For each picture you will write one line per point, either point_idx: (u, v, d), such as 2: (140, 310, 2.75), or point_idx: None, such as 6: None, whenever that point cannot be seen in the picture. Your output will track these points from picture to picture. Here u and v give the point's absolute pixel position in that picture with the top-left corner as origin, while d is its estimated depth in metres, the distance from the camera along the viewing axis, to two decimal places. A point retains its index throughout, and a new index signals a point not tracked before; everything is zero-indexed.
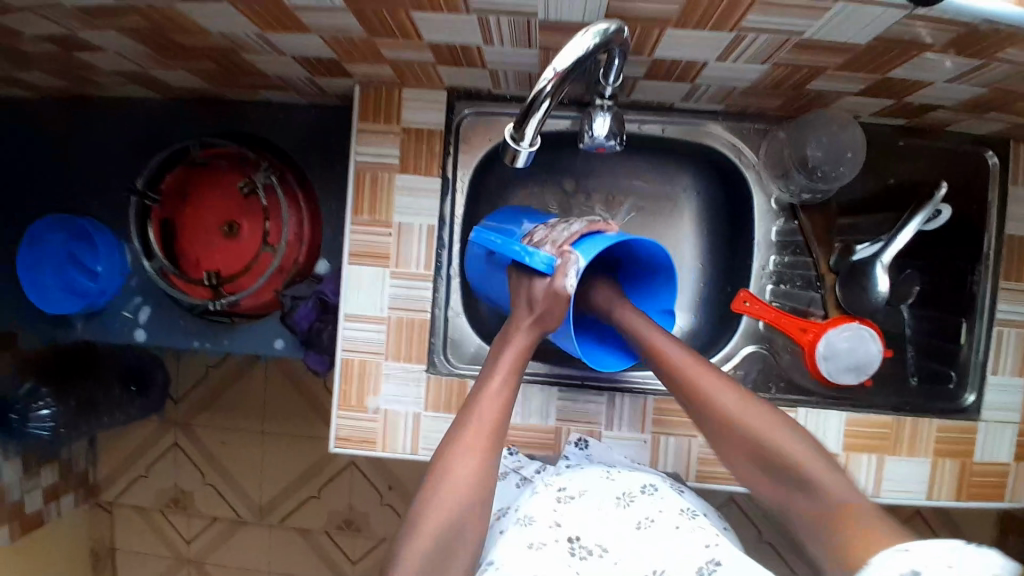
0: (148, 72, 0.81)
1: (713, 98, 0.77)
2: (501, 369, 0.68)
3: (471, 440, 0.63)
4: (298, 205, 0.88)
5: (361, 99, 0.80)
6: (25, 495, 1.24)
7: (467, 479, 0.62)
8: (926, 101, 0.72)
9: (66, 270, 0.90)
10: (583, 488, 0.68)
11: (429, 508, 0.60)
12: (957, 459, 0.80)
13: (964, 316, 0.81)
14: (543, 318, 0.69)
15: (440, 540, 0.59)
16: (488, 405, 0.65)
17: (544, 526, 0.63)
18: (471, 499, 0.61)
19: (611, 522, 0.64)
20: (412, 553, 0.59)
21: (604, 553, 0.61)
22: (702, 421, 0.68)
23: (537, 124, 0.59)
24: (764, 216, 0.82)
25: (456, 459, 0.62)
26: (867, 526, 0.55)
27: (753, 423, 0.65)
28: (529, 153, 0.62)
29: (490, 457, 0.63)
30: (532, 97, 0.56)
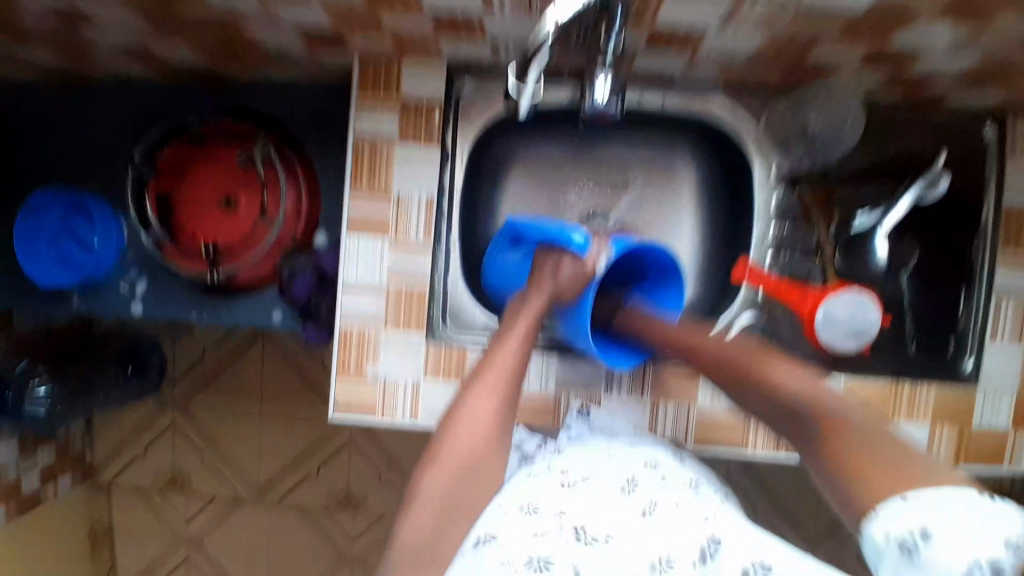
0: (146, 48, 0.80)
1: (713, 68, 0.77)
2: (515, 330, 0.69)
3: (487, 385, 0.64)
4: (296, 180, 0.87)
5: (359, 70, 0.79)
6: (22, 475, 1.25)
7: (483, 423, 0.62)
8: (925, 73, 0.73)
9: (62, 243, 0.88)
10: (587, 473, 0.67)
11: (445, 451, 0.60)
12: (955, 428, 0.78)
13: (963, 284, 0.81)
14: (563, 289, 0.72)
15: (454, 484, 0.60)
16: (508, 356, 0.67)
17: (549, 515, 0.62)
18: (486, 442, 0.62)
19: (617, 508, 0.63)
20: (427, 494, 0.59)
21: (608, 540, 0.59)
22: (722, 378, 0.70)
23: (539, 70, 0.59)
24: (763, 187, 0.83)
25: (473, 402, 0.63)
26: (874, 449, 0.52)
27: (771, 372, 0.65)
28: (530, 96, 0.63)
29: (507, 404, 0.64)
30: (532, 47, 0.55)
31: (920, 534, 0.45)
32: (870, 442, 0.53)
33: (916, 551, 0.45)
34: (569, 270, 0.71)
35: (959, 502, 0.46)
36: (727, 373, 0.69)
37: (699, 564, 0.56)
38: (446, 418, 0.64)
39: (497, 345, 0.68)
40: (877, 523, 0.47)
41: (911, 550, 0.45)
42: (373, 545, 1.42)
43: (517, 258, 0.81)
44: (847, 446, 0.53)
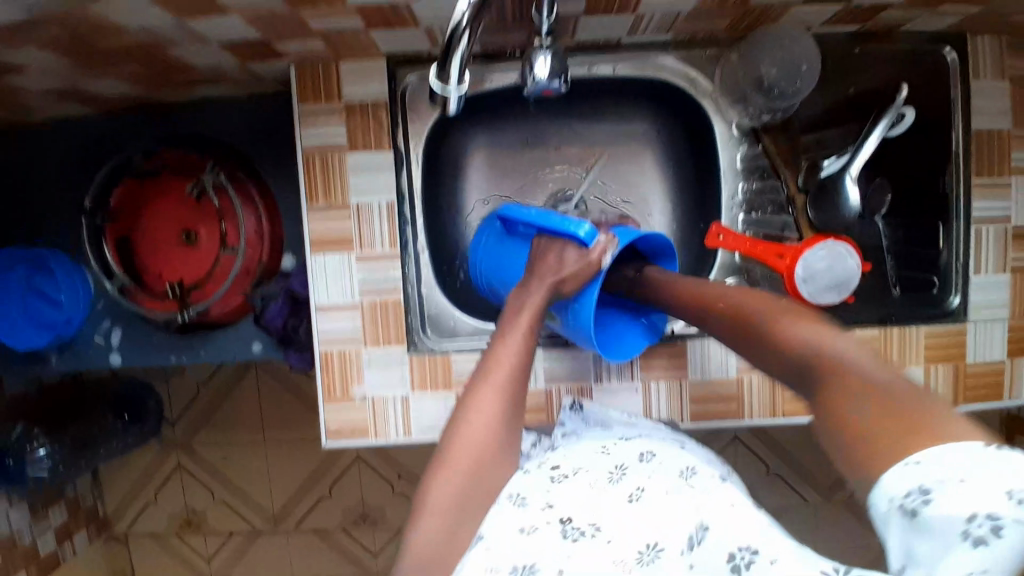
0: (77, 86, 0.77)
1: (659, 27, 0.75)
2: (517, 328, 0.66)
3: (493, 386, 0.62)
4: (253, 204, 0.85)
5: (298, 81, 0.77)
6: (37, 538, 1.23)
7: (489, 426, 0.60)
8: (874, 2, 0.71)
9: (30, 303, 0.87)
10: (576, 467, 0.66)
11: (453, 458, 0.59)
12: (951, 363, 0.79)
13: (941, 219, 0.80)
14: (566, 280, 0.67)
15: (464, 491, 0.58)
16: (510, 357, 0.64)
17: (536, 509, 0.60)
18: (491, 446, 0.60)
19: (604, 500, 0.61)
20: (436, 501, 0.57)
21: (596, 532, 0.57)
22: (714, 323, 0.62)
23: (461, 64, 0.57)
24: (727, 144, 0.81)
25: (477, 405, 0.61)
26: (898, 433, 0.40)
27: (777, 320, 0.54)
28: (460, 95, 0.60)
29: (515, 405, 0.62)
30: (449, 33, 0.53)
31: (921, 494, 0.37)
32: (870, 382, 0.43)
33: (918, 513, 0.37)
34: (573, 262, 0.67)
35: (964, 451, 0.37)
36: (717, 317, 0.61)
37: (686, 553, 0.54)
38: (449, 424, 0.62)
39: (501, 342, 0.65)
40: (879, 491, 0.39)
41: (913, 514, 0.37)
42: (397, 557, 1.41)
43: (507, 248, 0.78)
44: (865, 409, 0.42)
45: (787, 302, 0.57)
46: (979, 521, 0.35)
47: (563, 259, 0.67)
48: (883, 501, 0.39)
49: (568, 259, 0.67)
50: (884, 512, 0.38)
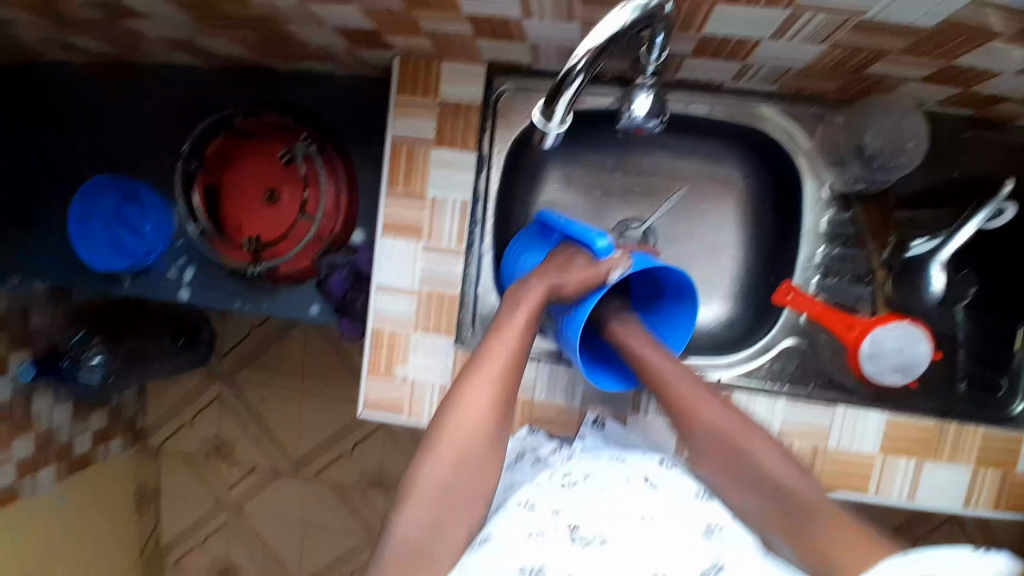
0: (192, 40, 0.81)
1: (765, 78, 0.73)
2: (512, 323, 0.67)
3: (486, 376, 0.64)
4: (336, 177, 0.89)
5: (399, 71, 0.79)
6: (74, 437, 1.33)
7: (478, 416, 0.62)
8: (996, 93, 0.68)
9: (114, 229, 0.93)
10: (587, 473, 0.67)
11: (438, 448, 0.61)
12: (1000, 469, 0.77)
13: (1022, 321, 0.78)
14: (567, 282, 0.67)
15: (449, 483, 0.60)
16: (501, 352, 0.65)
17: (545, 513, 0.61)
18: (479, 437, 0.62)
19: (619, 511, 0.61)
20: (423, 488, 0.59)
21: (604, 542, 0.57)
22: (708, 449, 0.67)
23: (568, 105, 0.57)
24: (814, 205, 0.79)
25: (469, 392, 0.63)
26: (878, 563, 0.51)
27: (762, 456, 0.64)
28: (557, 133, 0.61)
29: (505, 399, 0.64)
30: (562, 74, 0.54)
31: None
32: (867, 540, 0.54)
33: None
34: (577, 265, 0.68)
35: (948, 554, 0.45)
36: (717, 444, 0.67)
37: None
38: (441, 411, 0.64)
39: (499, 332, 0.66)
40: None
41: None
42: None
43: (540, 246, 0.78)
44: (826, 530, 0.56)
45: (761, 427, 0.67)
46: None
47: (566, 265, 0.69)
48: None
49: (574, 274, 0.67)
50: None
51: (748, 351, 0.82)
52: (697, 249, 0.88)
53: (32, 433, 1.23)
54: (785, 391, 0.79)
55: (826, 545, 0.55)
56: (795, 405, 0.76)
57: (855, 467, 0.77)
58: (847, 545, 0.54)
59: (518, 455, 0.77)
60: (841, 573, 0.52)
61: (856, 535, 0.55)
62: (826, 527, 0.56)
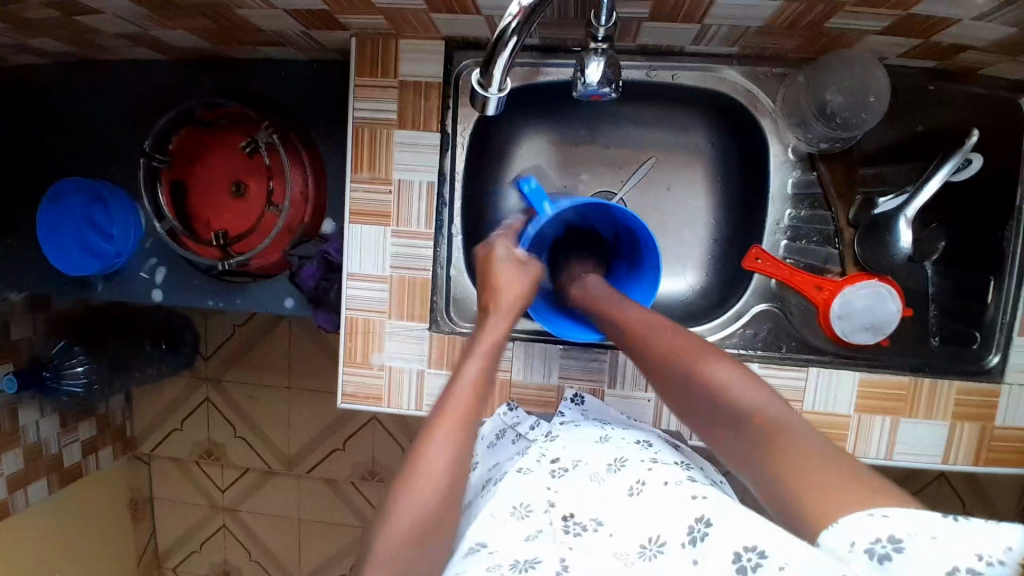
0: (148, 33, 0.80)
1: (725, 40, 0.72)
2: (476, 354, 0.62)
3: (447, 423, 0.55)
4: (302, 166, 0.88)
5: (357, 54, 0.78)
6: (63, 448, 1.32)
7: (443, 471, 0.53)
8: (957, 41, 0.68)
9: (84, 232, 0.92)
10: (577, 461, 0.68)
11: (398, 514, 0.51)
12: (977, 423, 0.77)
13: (992, 274, 0.77)
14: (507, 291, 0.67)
15: (414, 548, 0.51)
16: (460, 391, 0.58)
17: (538, 512, 0.62)
18: (445, 494, 0.52)
19: (608, 494, 0.63)
20: (382, 556, 0.50)
21: (599, 527, 0.59)
22: (662, 378, 0.64)
23: (504, 69, 0.57)
24: (781, 166, 0.79)
25: (431, 446, 0.54)
26: (834, 483, 0.48)
27: (715, 375, 0.60)
28: (500, 99, 0.60)
29: (468, 440, 0.55)
30: (496, 36, 0.52)
31: (892, 544, 0.43)
32: (820, 455, 0.51)
33: (886, 557, 0.43)
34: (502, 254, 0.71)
35: (925, 517, 0.44)
36: (667, 372, 0.63)
37: (687, 547, 0.53)
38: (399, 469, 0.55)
39: (457, 381, 0.59)
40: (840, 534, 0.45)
41: (883, 558, 0.43)
42: None
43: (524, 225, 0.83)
44: (796, 452, 0.51)
45: (700, 338, 0.65)
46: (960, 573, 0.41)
47: (507, 273, 0.69)
48: (843, 542, 0.44)
49: (514, 283, 0.68)
50: (840, 552, 0.44)
51: (721, 319, 0.81)
52: (669, 221, 0.88)
53: (20, 447, 1.21)
54: (758, 355, 0.79)
55: (793, 468, 0.50)
56: (769, 369, 0.77)
57: (832, 428, 0.78)
58: (805, 461, 0.50)
59: (499, 432, 0.79)
60: (810, 500, 0.48)
61: (835, 462, 0.50)
62: (800, 454, 0.51)
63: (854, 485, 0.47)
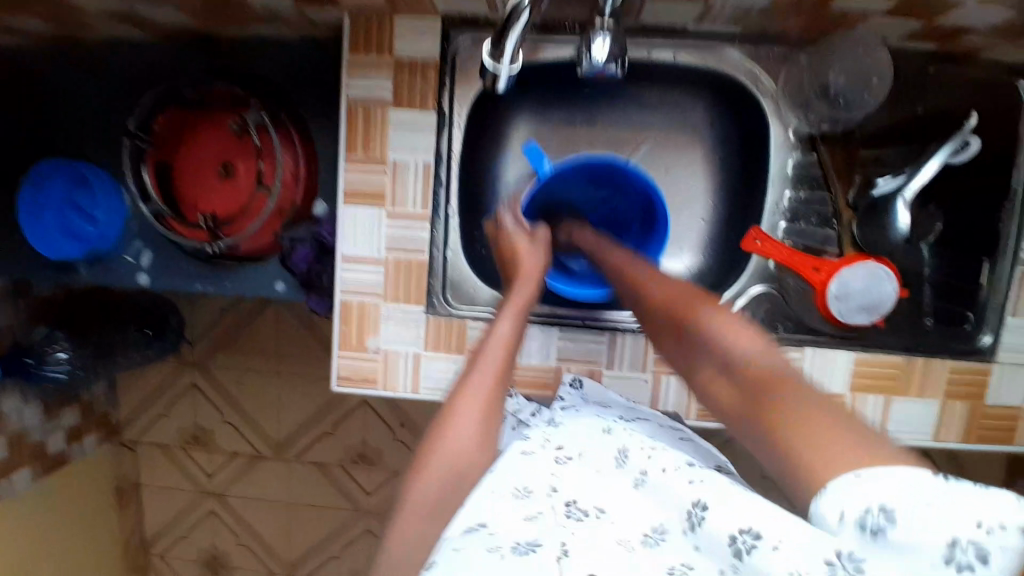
0: (130, 10, 0.76)
1: (727, 19, 0.71)
2: (508, 311, 0.68)
3: (474, 388, 0.61)
4: (293, 146, 0.85)
5: (350, 30, 0.75)
6: (47, 435, 1.29)
7: (472, 429, 0.58)
8: (957, 24, 0.68)
9: (66, 216, 0.89)
10: (580, 451, 0.66)
11: (429, 465, 0.57)
12: (969, 402, 0.79)
13: (987, 256, 0.78)
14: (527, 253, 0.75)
15: (443, 498, 0.57)
16: (491, 356, 0.64)
17: (540, 495, 0.59)
18: (475, 452, 0.58)
19: (609, 483, 0.61)
20: (413, 505, 0.56)
21: (601, 515, 0.58)
22: (666, 337, 0.64)
23: (515, 44, 0.57)
24: (781, 148, 0.78)
25: (461, 405, 0.60)
26: (820, 433, 0.43)
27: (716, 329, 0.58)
28: (510, 74, 0.61)
29: (496, 405, 0.61)
30: (508, 10, 0.53)
31: (883, 513, 0.38)
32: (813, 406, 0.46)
33: (880, 528, 0.38)
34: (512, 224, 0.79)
35: (917, 475, 0.39)
36: (672, 331, 0.63)
37: (689, 534, 0.52)
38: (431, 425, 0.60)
39: (489, 340, 0.65)
40: (829, 503, 0.40)
41: (874, 532, 0.38)
42: (389, 500, 1.45)
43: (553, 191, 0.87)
44: (787, 395, 0.48)
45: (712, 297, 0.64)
46: (960, 544, 0.36)
47: (527, 250, 0.75)
48: (832, 512, 0.40)
49: (532, 259, 0.74)
50: (833, 524, 0.40)
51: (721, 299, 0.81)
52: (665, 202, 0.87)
53: (3, 434, 1.18)
54: None
55: (780, 408, 0.47)
56: None
57: None
58: (793, 413, 0.46)
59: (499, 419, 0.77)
60: (793, 449, 0.44)
61: (828, 413, 0.45)
62: (789, 403, 0.47)
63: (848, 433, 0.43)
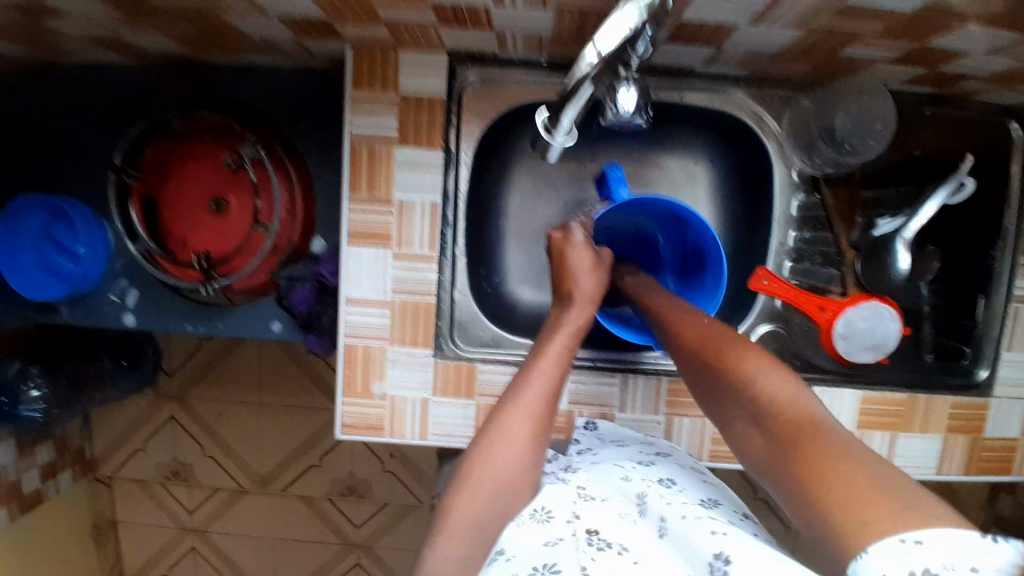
0: (117, 36, 0.73)
1: (737, 62, 0.72)
2: (558, 333, 0.68)
3: (521, 408, 0.62)
4: (289, 179, 0.82)
5: (352, 64, 0.73)
6: (21, 475, 1.20)
7: (516, 448, 0.60)
8: (959, 72, 0.69)
9: (46, 253, 0.84)
10: (604, 494, 0.63)
11: (473, 480, 0.58)
12: (969, 435, 0.80)
13: (981, 292, 0.79)
14: (580, 276, 0.72)
15: (486, 515, 0.57)
16: (540, 376, 0.64)
17: (560, 522, 0.58)
18: (519, 469, 0.59)
19: (632, 529, 0.59)
20: (456, 522, 0.57)
21: (623, 552, 0.55)
22: (700, 371, 0.61)
23: (572, 117, 0.60)
24: (785, 189, 0.79)
25: (507, 421, 0.61)
26: (857, 479, 0.43)
27: (753, 372, 0.56)
28: (563, 145, 0.64)
29: (541, 427, 0.62)
30: (573, 86, 0.55)
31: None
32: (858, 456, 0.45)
33: None
34: (580, 238, 0.75)
35: (956, 538, 0.38)
36: (705, 368, 0.61)
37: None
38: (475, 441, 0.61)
39: (536, 360, 0.65)
40: (865, 564, 0.39)
41: None
42: (378, 531, 1.41)
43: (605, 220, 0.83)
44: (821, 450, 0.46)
45: (742, 337, 0.61)
46: None
47: (584, 269, 0.73)
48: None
49: (587, 279, 0.72)
50: None
51: None
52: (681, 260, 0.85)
53: None
54: None
55: (806, 465, 0.46)
56: None
57: None
58: (830, 462, 0.45)
59: None
60: (829, 492, 0.43)
61: (874, 468, 0.43)
62: (833, 447, 0.46)
63: (889, 501, 0.41)
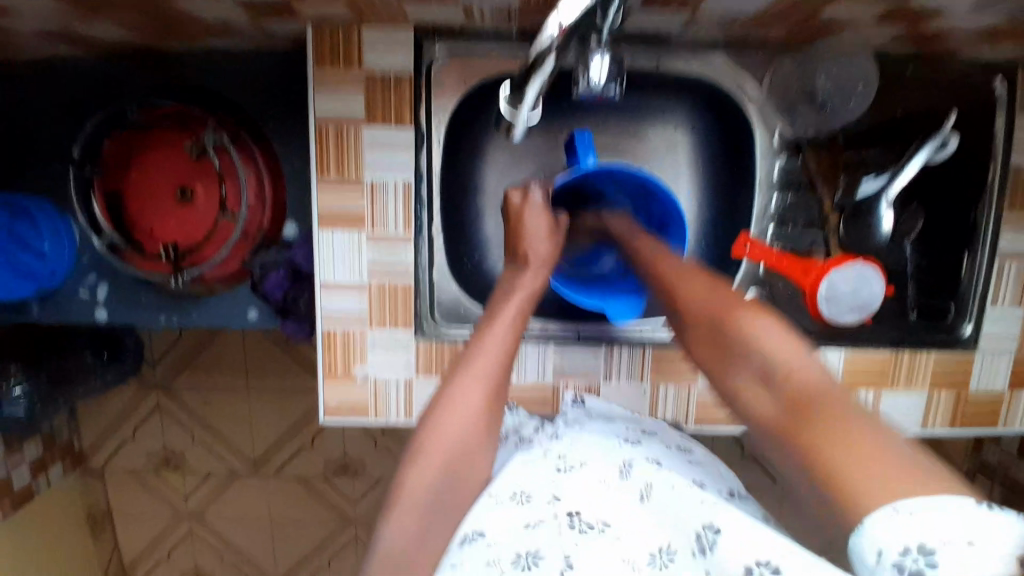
0: (66, 28, 0.69)
1: (715, 27, 0.69)
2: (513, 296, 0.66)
3: (476, 374, 0.60)
4: (256, 165, 0.80)
5: (314, 41, 0.70)
6: (11, 471, 1.21)
7: (470, 414, 0.58)
8: (943, 29, 0.67)
9: (9, 250, 0.80)
10: (584, 459, 0.64)
11: (427, 447, 0.56)
12: (954, 390, 0.80)
13: (966, 248, 0.79)
14: (533, 243, 0.70)
15: (438, 480, 0.56)
16: (495, 340, 0.62)
17: (542, 503, 0.59)
18: (473, 433, 0.58)
19: (613, 497, 0.60)
20: (411, 491, 0.54)
21: (605, 528, 0.56)
22: (705, 332, 0.59)
23: (535, 94, 0.57)
24: (766, 153, 0.78)
25: (461, 388, 0.59)
26: (863, 450, 0.41)
27: (761, 331, 0.54)
28: (527, 122, 0.61)
29: (495, 393, 0.61)
30: (535, 55, 0.51)
31: (920, 551, 0.36)
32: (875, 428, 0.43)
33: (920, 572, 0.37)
34: (538, 201, 0.73)
35: (953, 507, 0.37)
36: (710, 329, 0.58)
37: (699, 557, 0.52)
38: (429, 406, 0.60)
39: (492, 325, 0.63)
40: (864, 538, 0.39)
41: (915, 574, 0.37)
42: (375, 507, 1.43)
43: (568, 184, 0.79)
44: (835, 424, 0.44)
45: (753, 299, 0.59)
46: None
47: (540, 234, 0.71)
48: (869, 549, 0.38)
49: (541, 243, 0.70)
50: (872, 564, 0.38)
51: None
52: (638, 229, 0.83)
53: None
54: None
55: (823, 440, 0.43)
56: None
57: None
58: (840, 433, 0.43)
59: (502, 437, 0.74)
60: (840, 466, 0.41)
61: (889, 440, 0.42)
62: (843, 420, 0.44)
63: (907, 479, 0.39)
